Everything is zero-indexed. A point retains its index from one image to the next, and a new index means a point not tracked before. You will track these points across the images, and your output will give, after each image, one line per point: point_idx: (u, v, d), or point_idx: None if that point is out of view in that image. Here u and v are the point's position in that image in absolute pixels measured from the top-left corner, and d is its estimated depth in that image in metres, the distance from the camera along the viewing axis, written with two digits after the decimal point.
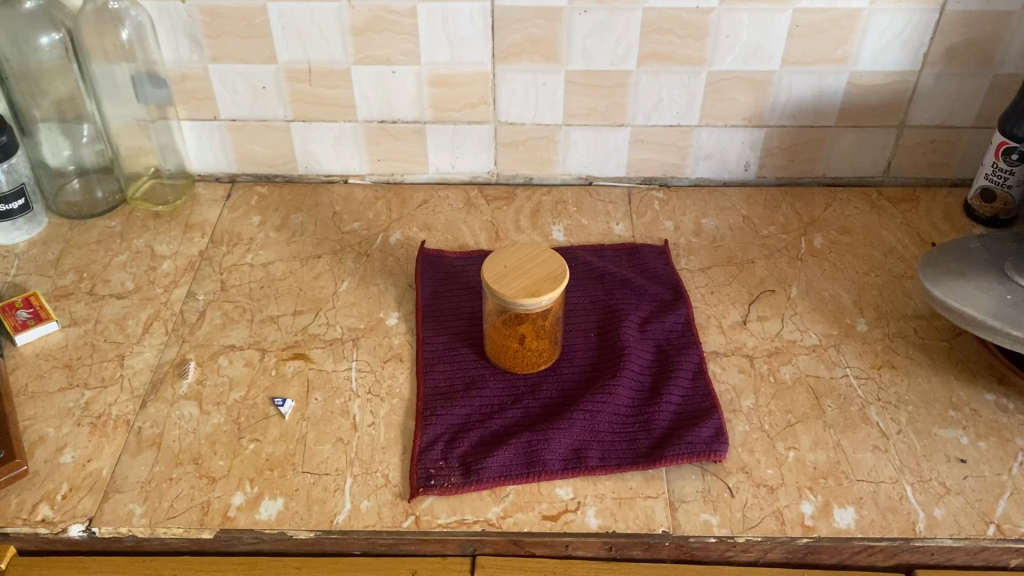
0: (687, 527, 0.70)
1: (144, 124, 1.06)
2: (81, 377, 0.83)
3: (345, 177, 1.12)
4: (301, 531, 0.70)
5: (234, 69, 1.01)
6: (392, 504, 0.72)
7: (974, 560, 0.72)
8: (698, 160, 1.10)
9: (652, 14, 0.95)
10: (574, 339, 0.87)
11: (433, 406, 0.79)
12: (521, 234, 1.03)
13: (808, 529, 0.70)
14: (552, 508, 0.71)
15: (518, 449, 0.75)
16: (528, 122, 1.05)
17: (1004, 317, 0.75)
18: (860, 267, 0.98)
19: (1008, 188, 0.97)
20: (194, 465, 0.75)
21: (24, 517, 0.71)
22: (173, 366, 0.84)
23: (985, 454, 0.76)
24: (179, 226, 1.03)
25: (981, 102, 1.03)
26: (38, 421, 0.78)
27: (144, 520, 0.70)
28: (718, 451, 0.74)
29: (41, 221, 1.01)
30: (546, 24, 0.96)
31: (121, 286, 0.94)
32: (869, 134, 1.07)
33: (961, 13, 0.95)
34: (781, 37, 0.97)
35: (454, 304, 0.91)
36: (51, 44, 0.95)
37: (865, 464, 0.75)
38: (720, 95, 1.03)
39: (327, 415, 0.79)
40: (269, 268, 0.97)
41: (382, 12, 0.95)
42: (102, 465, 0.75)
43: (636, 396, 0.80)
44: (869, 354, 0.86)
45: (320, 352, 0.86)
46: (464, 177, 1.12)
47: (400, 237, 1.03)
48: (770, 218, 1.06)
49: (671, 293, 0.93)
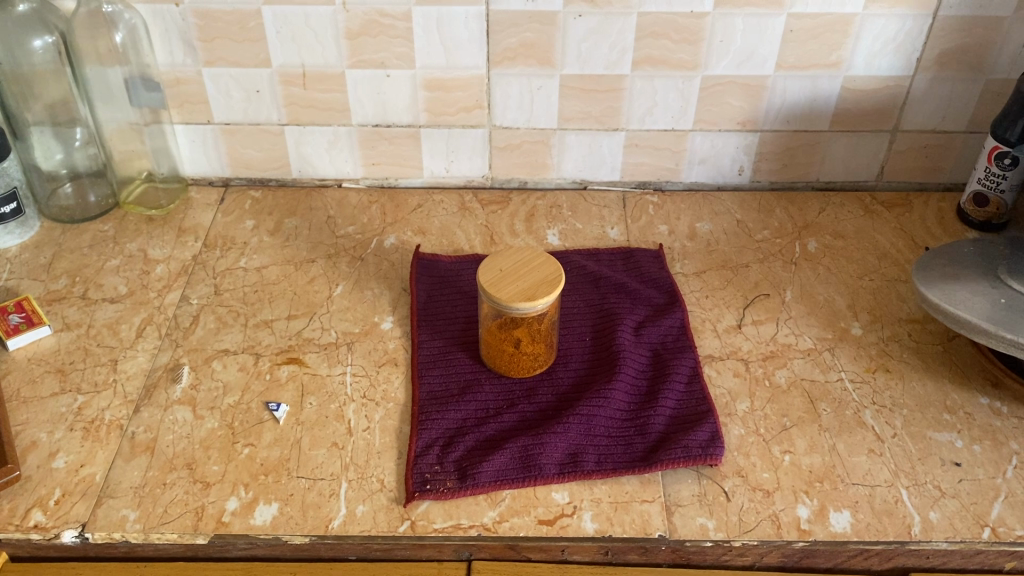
0: (684, 531, 0.70)
1: (138, 128, 1.05)
2: (74, 381, 0.83)
3: (339, 181, 1.11)
4: (296, 535, 0.69)
5: (228, 72, 1.00)
6: (387, 509, 0.71)
7: (969, 563, 0.73)
8: (692, 164, 1.10)
9: (646, 19, 0.96)
10: (570, 343, 0.87)
11: (428, 410, 0.79)
12: (517, 237, 1.03)
13: (804, 533, 0.70)
14: (548, 512, 0.71)
15: (514, 453, 0.74)
16: (522, 126, 1.06)
17: (998, 320, 0.75)
18: (853, 271, 0.98)
19: (1002, 193, 0.97)
20: (188, 470, 0.74)
21: (17, 523, 0.70)
22: (167, 371, 0.84)
23: (979, 458, 0.76)
24: (172, 230, 1.03)
25: (973, 107, 1.04)
26: (31, 426, 0.78)
27: (138, 526, 0.70)
28: (715, 455, 0.74)
29: (33, 225, 1.01)
30: (541, 28, 0.96)
31: (115, 290, 0.94)
32: (862, 139, 1.07)
33: (954, 18, 0.96)
34: (775, 41, 0.98)
35: (449, 308, 0.91)
36: (44, 47, 0.94)
37: (861, 467, 0.75)
38: (715, 99, 1.03)
39: (322, 419, 0.79)
40: (263, 273, 0.97)
41: (377, 15, 0.95)
42: (96, 470, 0.74)
43: (632, 400, 0.80)
44: (864, 358, 0.86)
45: (315, 356, 0.86)
46: (458, 181, 1.11)
47: (394, 241, 1.02)
48: (764, 222, 1.06)
49: (665, 297, 0.93)
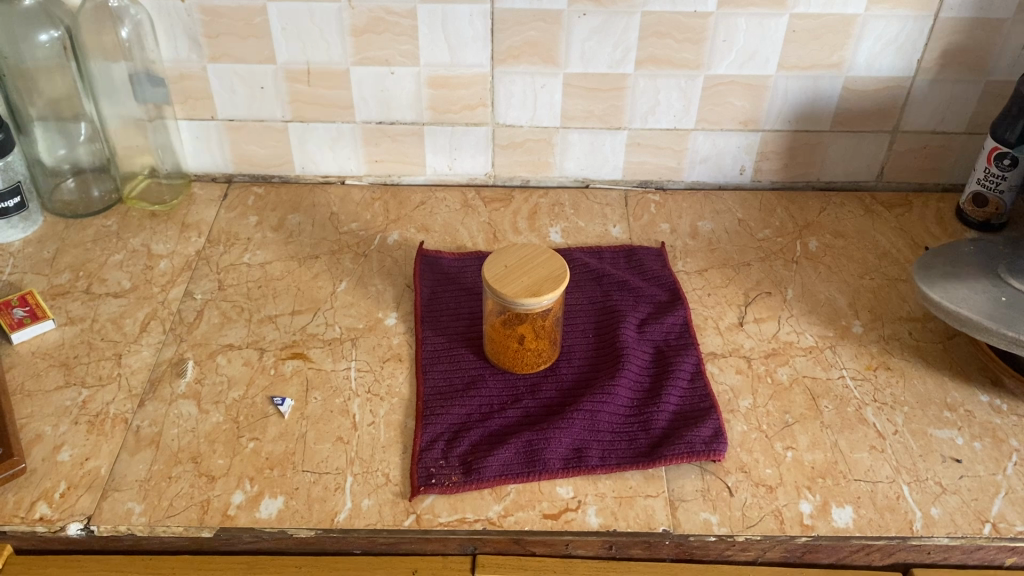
0: (687, 526, 0.70)
1: (141, 124, 1.05)
2: (79, 375, 0.83)
3: (342, 178, 1.12)
4: (302, 529, 0.70)
5: (233, 69, 1.01)
6: (392, 502, 0.72)
7: (969, 558, 0.73)
8: (694, 164, 1.11)
9: (651, 17, 0.96)
10: (573, 340, 0.87)
11: (433, 405, 0.80)
12: (520, 235, 1.04)
13: (807, 528, 0.70)
14: (553, 507, 0.71)
15: (518, 448, 0.75)
16: (526, 124, 1.06)
17: (999, 318, 0.75)
18: (854, 270, 0.99)
19: (1001, 193, 0.98)
20: (193, 464, 0.74)
21: (22, 515, 0.70)
22: (171, 365, 0.84)
23: (980, 455, 0.77)
24: (175, 226, 1.03)
25: (973, 109, 1.05)
26: (36, 419, 0.78)
27: (143, 519, 0.70)
28: (718, 450, 0.75)
29: (36, 220, 1.00)
30: (545, 27, 0.97)
31: (119, 285, 0.94)
32: (862, 139, 1.08)
33: (954, 21, 0.97)
34: (778, 42, 0.98)
35: (452, 305, 0.92)
36: (50, 41, 0.95)
37: (862, 464, 0.76)
38: (717, 99, 1.03)
39: (327, 414, 0.79)
40: (267, 268, 0.97)
41: (382, 13, 0.96)
42: (101, 463, 0.74)
43: (636, 396, 0.81)
44: (865, 356, 0.87)
45: (319, 351, 0.86)
46: (461, 178, 1.12)
47: (397, 238, 1.03)
48: (766, 221, 1.07)
49: (668, 294, 0.93)
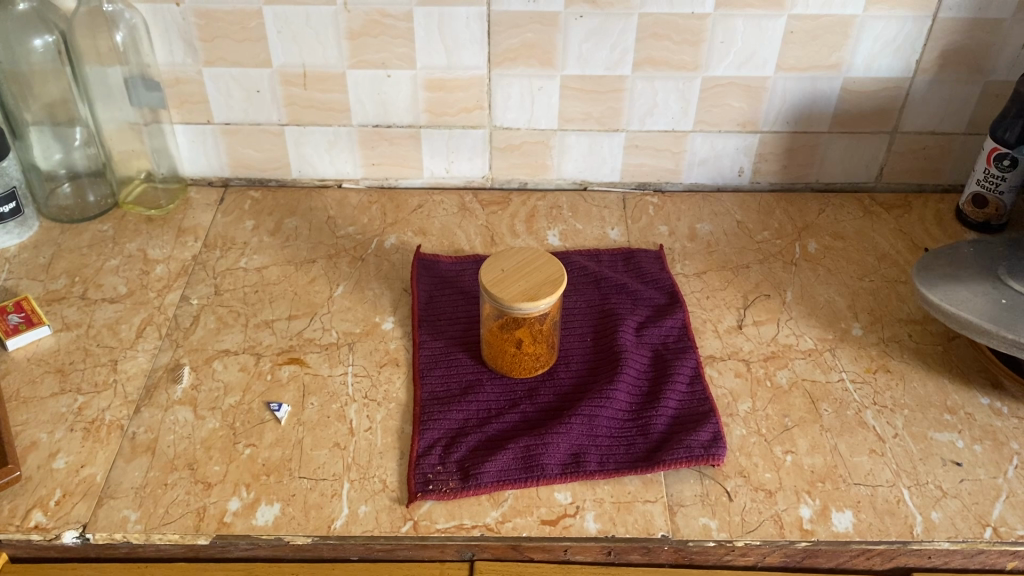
0: (687, 531, 0.70)
1: (137, 127, 1.05)
2: (74, 382, 0.82)
3: (339, 181, 1.11)
4: (298, 536, 0.69)
5: (228, 72, 1.00)
6: (390, 509, 0.71)
7: (970, 563, 0.73)
8: (693, 165, 1.10)
9: (648, 19, 0.96)
10: (571, 344, 0.87)
11: (430, 411, 0.79)
12: (517, 238, 1.03)
13: (807, 533, 0.70)
14: (551, 512, 0.71)
15: (517, 453, 0.74)
16: (523, 127, 1.06)
17: (999, 321, 0.75)
18: (854, 272, 0.98)
19: (1000, 194, 0.98)
20: (189, 470, 0.74)
21: (17, 524, 0.70)
22: (167, 371, 0.83)
23: (980, 458, 0.76)
24: (171, 231, 1.03)
25: (972, 109, 1.04)
26: (31, 426, 0.78)
27: (139, 526, 0.70)
28: (717, 455, 0.74)
29: (32, 225, 1.00)
30: (542, 29, 0.96)
31: (114, 290, 0.93)
32: (861, 140, 1.07)
33: (952, 21, 0.96)
34: (776, 43, 0.98)
35: (450, 309, 0.91)
36: (45, 46, 0.94)
37: (862, 467, 0.75)
38: (715, 100, 1.03)
39: (324, 420, 0.79)
40: (263, 272, 0.97)
41: (378, 15, 0.95)
42: (96, 471, 0.74)
43: (634, 401, 0.80)
44: (864, 358, 0.87)
45: (316, 356, 0.85)
46: (458, 181, 1.11)
47: (394, 241, 1.02)
48: (764, 224, 1.06)
49: (666, 297, 0.93)
